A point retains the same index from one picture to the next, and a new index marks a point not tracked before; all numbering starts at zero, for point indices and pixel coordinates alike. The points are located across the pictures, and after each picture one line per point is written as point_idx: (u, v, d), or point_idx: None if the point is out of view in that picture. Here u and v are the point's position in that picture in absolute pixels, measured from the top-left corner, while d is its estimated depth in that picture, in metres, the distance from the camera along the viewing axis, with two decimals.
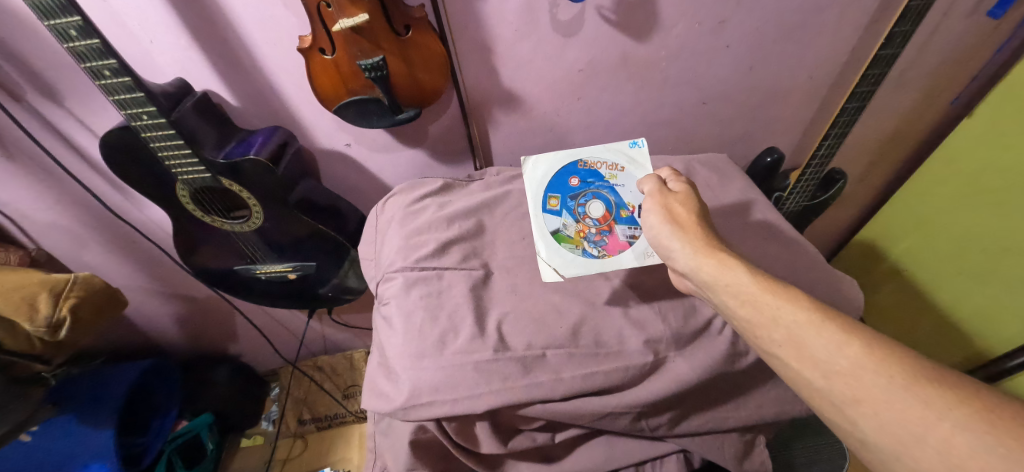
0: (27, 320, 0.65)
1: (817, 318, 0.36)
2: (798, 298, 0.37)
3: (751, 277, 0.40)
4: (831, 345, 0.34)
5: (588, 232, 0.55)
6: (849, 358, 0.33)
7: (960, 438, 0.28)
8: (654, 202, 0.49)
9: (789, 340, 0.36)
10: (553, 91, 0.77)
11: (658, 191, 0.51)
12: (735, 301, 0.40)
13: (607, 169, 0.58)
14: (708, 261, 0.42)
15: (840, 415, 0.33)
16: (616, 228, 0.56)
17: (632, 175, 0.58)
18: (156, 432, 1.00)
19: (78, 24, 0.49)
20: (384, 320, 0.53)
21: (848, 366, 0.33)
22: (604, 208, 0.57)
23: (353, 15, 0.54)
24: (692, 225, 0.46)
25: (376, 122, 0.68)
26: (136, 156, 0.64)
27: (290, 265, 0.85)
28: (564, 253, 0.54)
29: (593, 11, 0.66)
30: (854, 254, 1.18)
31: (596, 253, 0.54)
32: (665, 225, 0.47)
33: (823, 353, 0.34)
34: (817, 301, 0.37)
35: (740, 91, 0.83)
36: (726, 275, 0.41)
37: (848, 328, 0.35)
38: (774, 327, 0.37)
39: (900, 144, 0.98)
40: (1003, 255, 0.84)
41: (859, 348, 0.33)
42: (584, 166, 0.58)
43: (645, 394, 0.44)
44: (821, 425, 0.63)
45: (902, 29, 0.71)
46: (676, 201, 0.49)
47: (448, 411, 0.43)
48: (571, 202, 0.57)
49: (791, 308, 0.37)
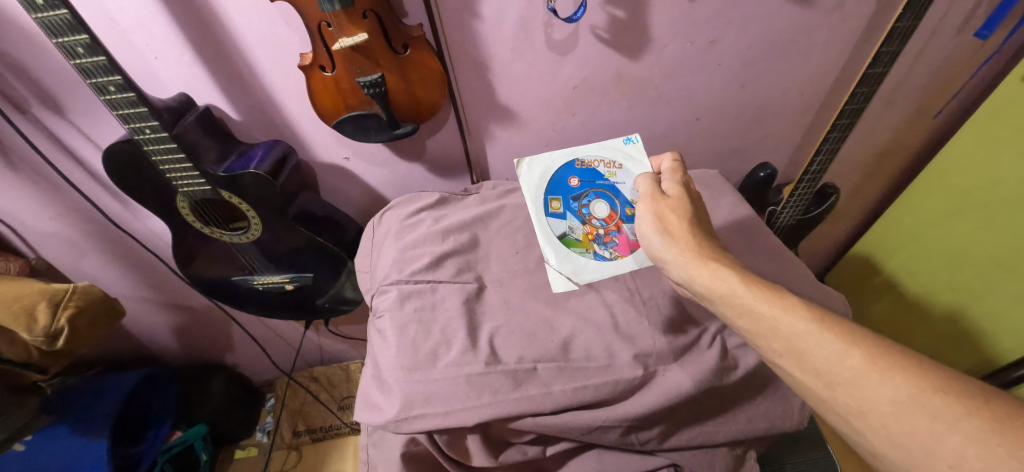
0: (25, 330, 0.65)
1: (814, 326, 0.36)
2: (795, 307, 0.38)
3: (744, 285, 0.40)
4: (832, 356, 0.35)
5: (597, 233, 0.56)
6: (851, 369, 0.34)
7: (970, 450, 0.28)
8: (648, 207, 0.50)
9: (789, 350, 0.37)
10: (548, 107, 0.78)
11: (651, 195, 0.51)
12: (733, 311, 0.41)
13: (605, 167, 0.59)
14: (701, 271, 0.43)
15: (849, 427, 0.34)
16: (624, 227, 0.57)
17: (630, 172, 0.59)
18: (150, 441, 0.98)
19: (85, 41, 0.50)
20: (378, 333, 0.54)
21: (851, 377, 0.34)
22: (609, 208, 0.58)
23: (353, 34, 0.56)
24: (683, 233, 0.46)
25: (373, 137, 0.70)
26: (138, 169, 0.65)
27: (287, 276, 0.85)
28: (578, 258, 0.55)
29: (587, 31, 0.68)
30: (849, 268, 1.19)
31: (608, 254, 0.55)
32: (657, 236, 0.47)
33: (826, 364, 0.35)
34: (814, 309, 0.38)
35: (732, 106, 0.85)
36: (719, 286, 0.42)
37: (849, 337, 0.35)
38: (773, 338, 0.38)
39: (891, 161, 1.00)
40: (996, 271, 0.85)
41: (860, 357, 0.34)
42: (583, 166, 0.59)
43: (634, 408, 0.45)
44: (812, 440, 0.64)
45: (889, 49, 0.72)
46: (669, 207, 0.50)
47: (438, 424, 0.44)
48: (575, 203, 0.58)
49: (787, 317, 0.38)
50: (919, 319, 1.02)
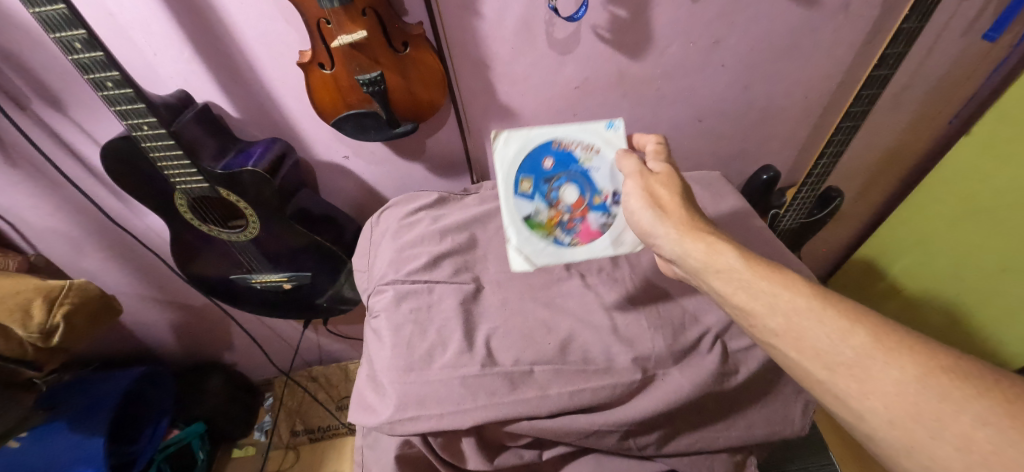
0: (20, 326, 0.65)
1: (815, 304, 0.36)
2: (795, 284, 0.38)
3: (740, 259, 0.40)
4: (834, 335, 0.34)
5: (562, 219, 0.56)
6: (855, 348, 0.33)
7: (981, 431, 0.27)
8: (637, 183, 0.49)
9: (788, 328, 0.36)
10: (549, 107, 0.78)
11: (639, 172, 0.50)
12: (728, 286, 0.40)
13: (582, 150, 0.56)
14: (697, 247, 0.42)
15: (848, 409, 0.33)
16: (588, 215, 0.56)
17: (606, 159, 0.56)
18: (148, 439, 0.98)
19: (83, 37, 0.50)
20: (374, 333, 0.53)
21: (854, 357, 0.33)
22: (578, 194, 0.56)
23: (352, 32, 0.55)
24: (677, 209, 0.46)
25: (372, 136, 0.69)
26: (136, 165, 0.65)
27: (285, 275, 0.85)
28: (538, 244, 0.55)
29: (589, 30, 0.68)
30: (852, 272, 1.18)
31: (569, 240, 0.55)
32: (648, 210, 0.46)
33: (827, 343, 0.34)
34: (813, 286, 0.37)
35: (736, 108, 0.84)
36: (715, 260, 0.41)
37: (852, 316, 0.35)
38: (771, 314, 0.37)
39: (896, 164, 0.99)
40: (1001, 275, 0.85)
41: (863, 336, 0.33)
42: (561, 147, 0.56)
43: (632, 412, 0.44)
44: (814, 446, 0.63)
45: (895, 50, 0.71)
46: (659, 183, 0.49)
47: (432, 427, 0.43)
48: (547, 185, 0.56)
49: (787, 293, 0.37)
50: (922, 325, 1.02)
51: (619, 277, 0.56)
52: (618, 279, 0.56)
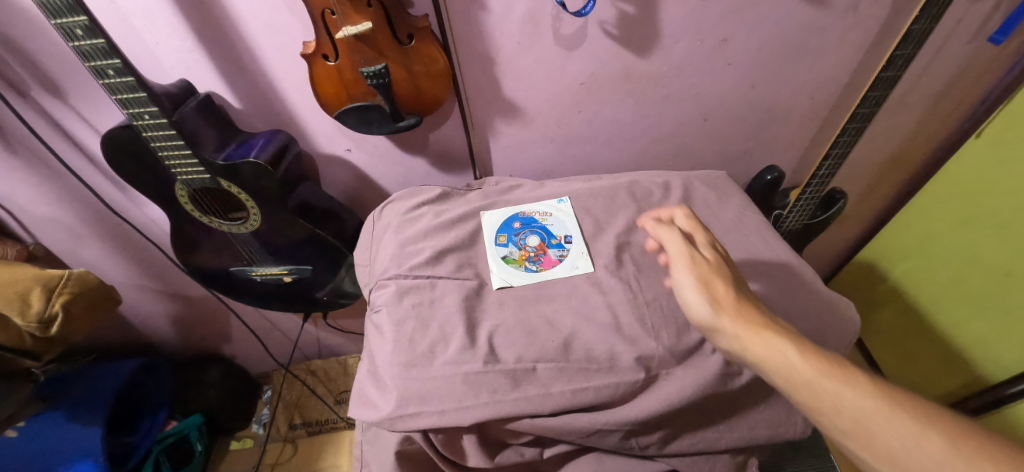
0: (18, 315, 0.64)
1: (882, 404, 0.34)
2: (861, 382, 0.35)
3: (800, 356, 0.38)
4: (908, 440, 0.32)
5: (528, 254, 0.58)
6: (933, 456, 0.31)
7: None
8: (687, 272, 0.44)
9: (857, 431, 0.34)
10: (554, 103, 0.77)
11: (689, 257, 0.46)
12: (791, 386, 0.38)
13: (538, 214, 0.63)
14: (753, 340, 0.40)
15: None
16: (550, 251, 0.58)
17: (561, 218, 0.62)
18: (145, 432, 0.99)
19: (84, 23, 0.49)
20: (375, 328, 0.52)
21: (934, 466, 0.30)
22: (539, 240, 0.60)
23: (357, 23, 0.54)
24: (733, 303, 0.42)
25: (376, 129, 0.68)
26: (136, 154, 0.64)
27: (286, 267, 0.84)
28: (508, 270, 0.56)
29: (596, 26, 0.67)
30: (854, 274, 1.17)
31: (534, 268, 0.57)
32: (705, 306, 0.42)
33: (903, 450, 0.32)
34: (881, 386, 0.35)
35: (741, 107, 0.84)
36: (774, 358, 0.38)
37: (926, 419, 0.32)
38: (838, 417, 0.35)
39: (900, 167, 0.99)
40: (1004, 281, 0.83)
41: (940, 444, 0.31)
42: (522, 214, 0.64)
43: (636, 412, 0.44)
44: (814, 447, 0.63)
45: (904, 52, 0.71)
46: (714, 272, 0.44)
47: (433, 423, 0.43)
48: (513, 236, 0.61)
49: (852, 394, 0.35)
50: (921, 329, 1.02)
51: (623, 275, 0.55)
52: (622, 277, 0.55)
